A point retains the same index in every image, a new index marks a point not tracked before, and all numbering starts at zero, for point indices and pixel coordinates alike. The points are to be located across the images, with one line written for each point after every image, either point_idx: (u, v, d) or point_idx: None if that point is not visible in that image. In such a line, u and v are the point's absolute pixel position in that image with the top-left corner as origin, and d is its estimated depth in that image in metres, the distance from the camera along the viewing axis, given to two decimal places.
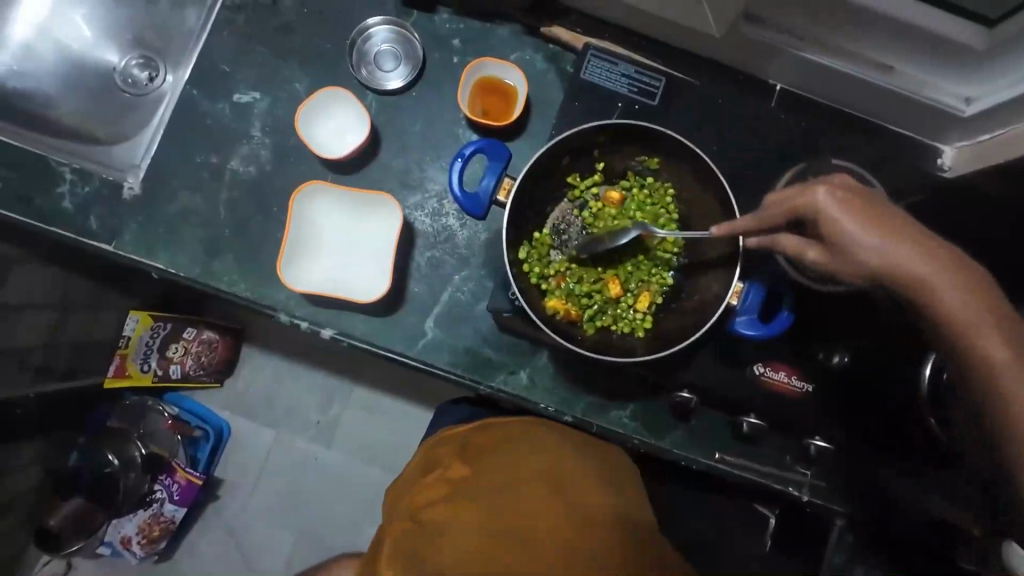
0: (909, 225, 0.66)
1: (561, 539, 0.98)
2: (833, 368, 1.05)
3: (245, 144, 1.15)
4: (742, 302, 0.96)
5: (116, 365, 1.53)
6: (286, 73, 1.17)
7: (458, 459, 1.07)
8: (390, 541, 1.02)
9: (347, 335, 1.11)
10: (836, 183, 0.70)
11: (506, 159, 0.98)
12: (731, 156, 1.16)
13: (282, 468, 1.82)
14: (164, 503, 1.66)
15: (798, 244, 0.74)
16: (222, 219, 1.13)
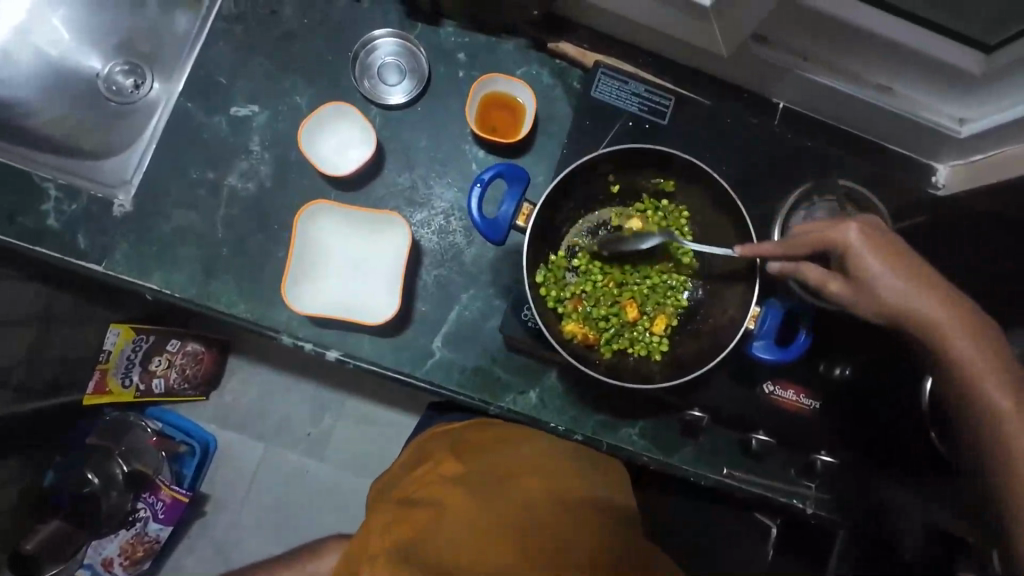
0: (928, 271, 0.74)
1: (542, 527, 1.00)
2: (834, 380, 1.09)
3: (244, 158, 1.11)
4: (759, 327, 0.97)
5: (95, 381, 1.45)
6: (287, 86, 1.13)
7: (449, 455, 1.09)
8: (373, 532, 1.01)
9: (353, 357, 1.08)
10: (864, 223, 0.77)
11: (524, 181, 0.95)
12: (738, 173, 1.16)
13: (274, 485, 1.77)
14: (148, 522, 1.61)
15: (821, 276, 0.80)
16: (220, 237, 1.09)
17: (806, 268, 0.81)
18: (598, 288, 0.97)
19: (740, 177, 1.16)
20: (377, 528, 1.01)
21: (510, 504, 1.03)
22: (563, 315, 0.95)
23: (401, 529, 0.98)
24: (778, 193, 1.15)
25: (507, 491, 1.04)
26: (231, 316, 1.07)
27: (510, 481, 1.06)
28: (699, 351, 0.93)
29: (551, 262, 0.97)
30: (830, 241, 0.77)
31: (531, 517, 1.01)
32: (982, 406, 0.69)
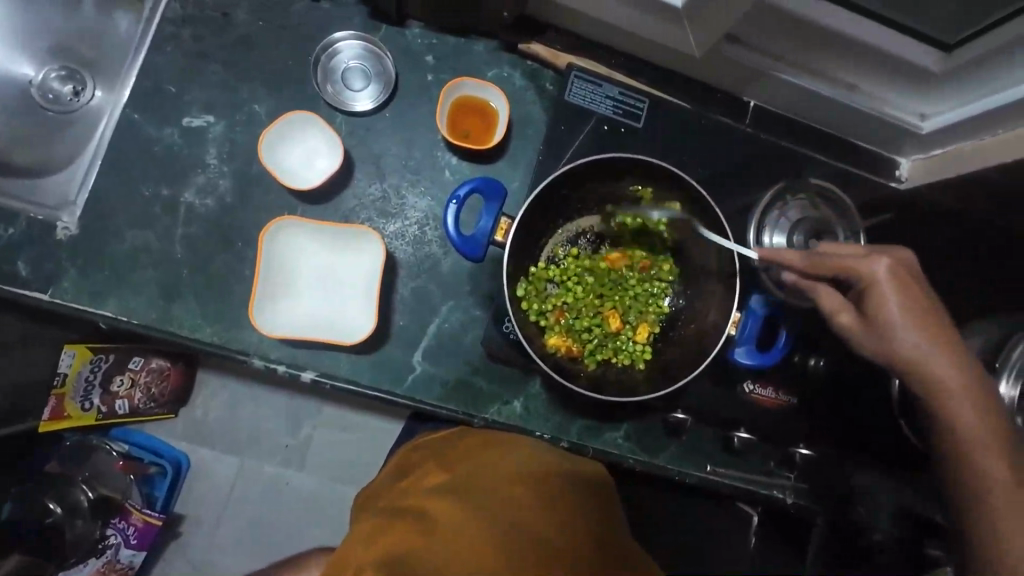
0: (945, 321, 0.76)
1: (536, 534, 0.90)
2: (811, 372, 1.11)
3: (201, 173, 1.04)
4: (740, 332, 1.04)
5: (51, 406, 1.36)
6: (243, 94, 1.06)
7: (435, 466, 1.01)
8: (354, 547, 0.92)
9: (330, 377, 1.04)
10: (898, 260, 0.78)
11: (502, 197, 0.95)
12: (713, 172, 1.16)
13: (253, 503, 1.71)
14: (119, 549, 1.51)
15: (839, 304, 0.82)
16: (180, 258, 1.02)
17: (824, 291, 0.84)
18: (582, 300, 0.96)
19: (715, 177, 1.16)
20: (358, 542, 0.92)
21: (498, 508, 0.92)
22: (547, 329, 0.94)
23: (382, 538, 0.88)
24: (751, 191, 1.17)
25: (496, 495, 0.94)
26: (195, 341, 1.01)
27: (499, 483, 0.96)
28: (682, 358, 0.94)
29: (534, 275, 0.95)
30: (861, 267, 0.78)
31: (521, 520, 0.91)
32: (972, 469, 0.74)
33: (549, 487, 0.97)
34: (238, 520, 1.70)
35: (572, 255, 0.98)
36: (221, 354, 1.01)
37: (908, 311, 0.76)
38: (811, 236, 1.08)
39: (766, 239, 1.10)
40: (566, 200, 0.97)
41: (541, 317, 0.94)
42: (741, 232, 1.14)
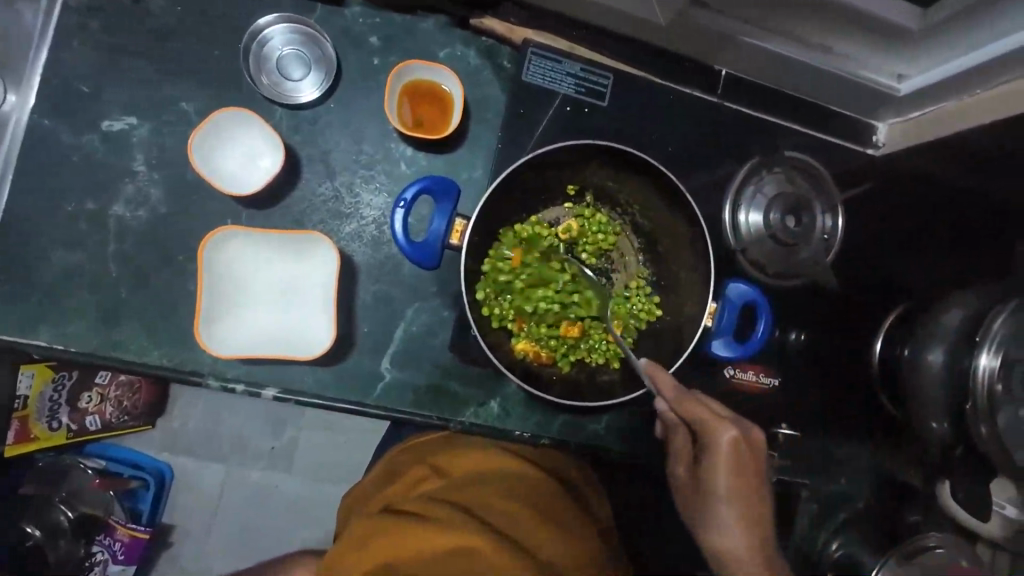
0: (758, 507, 0.85)
1: (537, 542, 0.88)
2: (791, 344, 1.12)
3: (130, 182, 0.95)
4: (717, 324, 0.96)
5: (16, 430, 1.34)
6: (168, 91, 0.96)
7: (427, 471, 0.99)
8: (345, 556, 0.88)
9: (293, 393, 0.98)
10: (746, 438, 0.83)
11: (455, 197, 0.89)
12: (686, 148, 1.10)
13: (236, 510, 1.64)
14: (107, 565, 1.47)
15: (684, 452, 0.88)
16: (115, 276, 0.94)
17: (678, 435, 0.89)
18: (543, 297, 0.91)
19: (689, 154, 1.10)
20: (349, 551, 0.88)
21: (499, 516, 0.89)
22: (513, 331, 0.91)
23: (378, 548, 0.85)
24: (727, 166, 1.11)
25: (495, 501, 0.91)
26: (141, 365, 0.93)
27: (498, 491, 0.94)
28: (654, 355, 0.92)
29: (489, 270, 0.90)
30: (710, 440, 0.83)
31: (521, 528, 0.88)
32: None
33: (543, 494, 0.96)
34: (223, 531, 1.63)
35: (531, 248, 0.92)
36: (172, 377, 0.94)
37: (730, 489, 0.84)
38: (789, 211, 1.07)
39: (740, 217, 1.08)
40: (530, 195, 0.93)
41: (506, 318, 0.91)
42: (716, 211, 1.09)
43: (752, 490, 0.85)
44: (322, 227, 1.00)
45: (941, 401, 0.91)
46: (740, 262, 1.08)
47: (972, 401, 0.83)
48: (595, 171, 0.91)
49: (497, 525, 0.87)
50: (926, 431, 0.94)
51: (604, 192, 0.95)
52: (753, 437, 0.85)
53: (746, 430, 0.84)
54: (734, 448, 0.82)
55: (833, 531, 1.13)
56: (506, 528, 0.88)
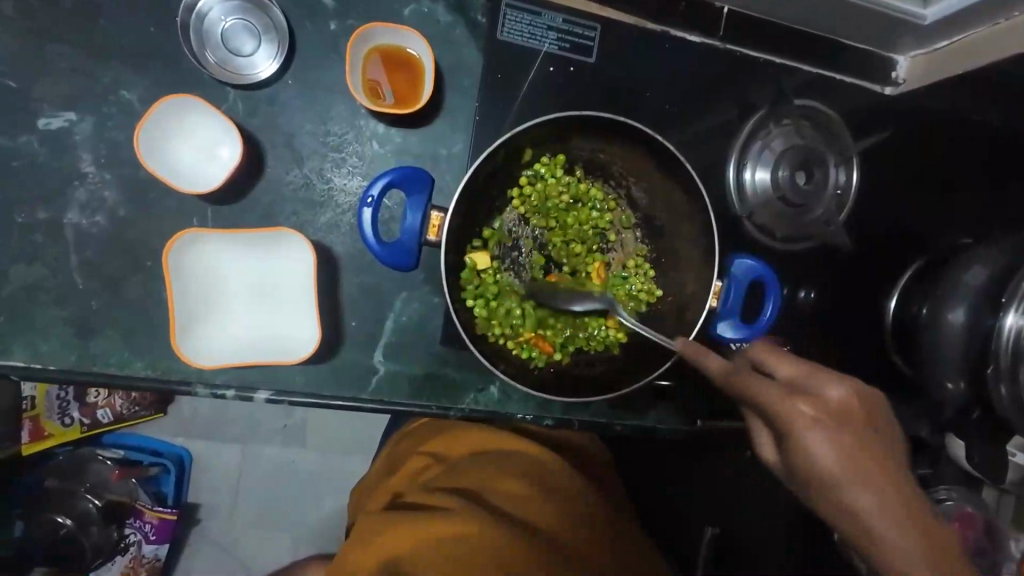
0: (862, 434, 0.59)
1: (539, 517, 0.91)
2: (799, 304, 1.05)
3: (80, 185, 0.87)
4: (723, 303, 0.89)
5: (28, 428, 1.42)
6: (106, 79, 0.87)
7: (429, 461, 1.02)
8: (351, 552, 0.86)
9: (287, 393, 0.94)
10: (780, 360, 0.65)
11: (427, 187, 0.84)
12: (686, 100, 1.00)
13: (260, 482, 1.63)
14: (141, 545, 1.49)
15: (749, 382, 0.64)
16: (82, 288, 0.88)
17: (710, 359, 0.70)
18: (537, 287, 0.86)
19: (688, 108, 1.00)
20: (357, 544, 0.87)
21: (499, 496, 0.92)
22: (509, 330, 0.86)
23: (384, 541, 0.84)
24: (731, 118, 1.01)
25: (494, 481, 0.94)
26: (123, 379, 0.89)
27: (495, 471, 0.96)
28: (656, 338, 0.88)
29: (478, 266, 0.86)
30: (790, 425, 0.60)
31: (522, 504, 0.92)
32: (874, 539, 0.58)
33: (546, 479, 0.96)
34: (247, 510, 1.61)
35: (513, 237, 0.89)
36: (158, 388, 0.89)
37: (837, 445, 0.59)
38: (798, 167, 0.99)
39: (746, 175, 1.00)
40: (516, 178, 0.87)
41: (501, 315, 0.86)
42: (719, 170, 1.01)
43: (853, 424, 0.60)
44: (296, 219, 0.93)
45: (961, 360, 0.87)
46: (745, 225, 1.00)
47: (994, 362, 0.79)
48: (582, 143, 0.85)
49: (498, 506, 0.90)
50: (941, 391, 0.92)
51: (594, 165, 0.89)
52: (842, 401, 0.60)
53: (774, 354, 0.66)
54: (819, 421, 0.59)
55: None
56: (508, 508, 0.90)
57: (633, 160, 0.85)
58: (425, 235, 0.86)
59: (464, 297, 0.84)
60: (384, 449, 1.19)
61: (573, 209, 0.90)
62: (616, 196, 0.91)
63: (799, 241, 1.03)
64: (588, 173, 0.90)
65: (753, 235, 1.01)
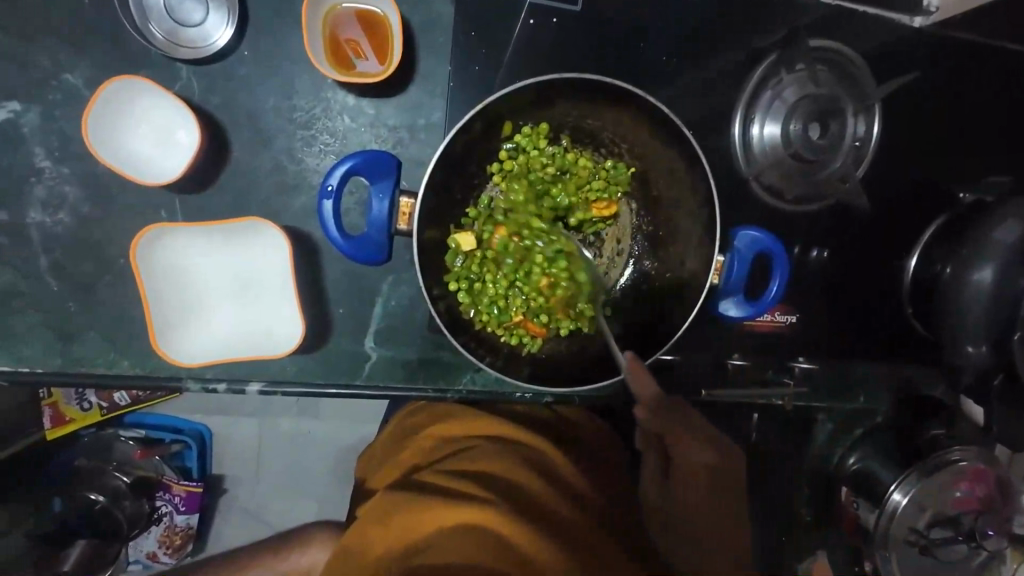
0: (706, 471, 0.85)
1: (565, 513, 0.78)
2: (811, 264, 0.99)
3: (37, 182, 0.83)
4: (725, 280, 0.85)
5: (49, 413, 1.30)
6: (49, 64, 0.81)
7: (436, 443, 0.93)
8: (366, 530, 0.82)
9: (279, 384, 0.92)
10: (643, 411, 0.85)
11: (393, 171, 0.79)
12: (682, 47, 0.90)
13: (278, 451, 1.52)
14: (173, 515, 1.40)
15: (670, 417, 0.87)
16: (56, 290, 0.85)
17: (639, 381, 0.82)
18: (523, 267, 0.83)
19: (685, 58, 0.90)
20: (370, 527, 0.82)
21: (518, 485, 0.80)
22: (497, 316, 0.83)
23: (396, 525, 0.78)
24: (734, 65, 0.91)
25: (512, 471, 0.82)
26: (113, 380, 0.87)
27: (514, 460, 0.85)
28: (659, 320, 0.83)
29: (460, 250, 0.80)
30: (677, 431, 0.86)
31: (542, 496, 0.79)
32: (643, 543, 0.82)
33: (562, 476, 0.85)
34: (271, 477, 1.52)
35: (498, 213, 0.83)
36: (148, 386, 0.88)
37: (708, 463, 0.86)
38: (811, 120, 0.90)
39: (753, 131, 0.92)
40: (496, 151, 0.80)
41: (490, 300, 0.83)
42: (724, 126, 0.92)
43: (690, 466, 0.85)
44: (269, 204, 0.87)
45: (982, 323, 0.81)
46: (752, 185, 0.93)
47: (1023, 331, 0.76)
48: (565, 109, 0.78)
49: (518, 496, 0.78)
50: (960, 356, 0.84)
51: (581, 134, 0.82)
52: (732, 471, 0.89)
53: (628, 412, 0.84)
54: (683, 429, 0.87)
55: (848, 446, 1.05)
56: (528, 499, 0.78)
57: (625, 122, 0.78)
58: (396, 224, 0.79)
59: (448, 284, 0.81)
60: (387, 425, 1.11)
61: (560, 184, 0.84)
62: (606, 168, 0.84)
63: (811, 202, 0.95)
64: (573, 140, 0.83)
65: (759, 196, 0.94)
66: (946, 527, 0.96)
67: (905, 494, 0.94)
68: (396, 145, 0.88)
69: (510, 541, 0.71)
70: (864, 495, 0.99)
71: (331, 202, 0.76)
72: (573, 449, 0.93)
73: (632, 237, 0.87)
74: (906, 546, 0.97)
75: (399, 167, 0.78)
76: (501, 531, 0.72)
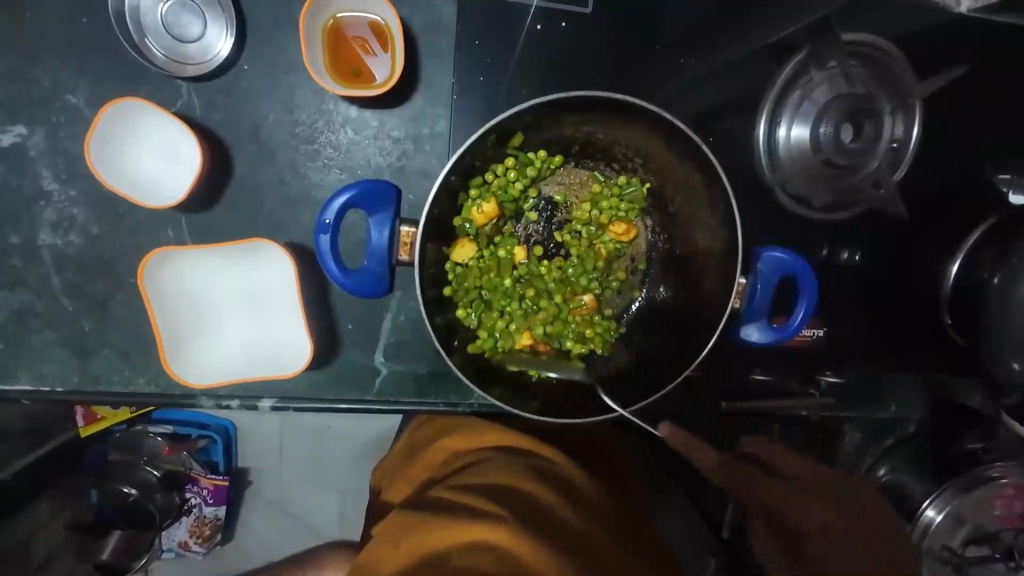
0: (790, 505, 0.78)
1: (579, 526, 0.75)
2: (845, 267, 0.94)
3: (46, 204, 0.83)
4: (747, 304, 0.81)
5: (82, 411, 1.28)
6: (56, 87, 0.81)
7: (449, 458, 0.93)
8: (379, 554, 0.79)
9: (290, 399, 0.91)
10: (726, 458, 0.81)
11: (393, 200, 0.76)
12: (697, 46, 0.85)
13: (298, 447, 1.52)
14: (202, 506, 1.43)
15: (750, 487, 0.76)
16: (71, 310, 0.86)
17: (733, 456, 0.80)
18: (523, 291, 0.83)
19: (701, 58, 0.85)
20: (383, 545, 0.79)
21: (532, 496, 0.78)
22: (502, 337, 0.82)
23: (407, 545, 0.75)
24: (755, 61, 0.85)
25: (525, 483, 0.80)
26: (127, 396, 0.87)
27: (525, 473, 0.83)
28: (679, 345, 0.80)
29: (455, 264, 0.79)
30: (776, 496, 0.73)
31: (555, 508, 0.77)
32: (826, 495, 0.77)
33: (574, 491, 0.83)
34: (294, 473, 1.53)
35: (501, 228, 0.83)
36: (161, 402, 0.88)
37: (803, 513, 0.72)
38: (844, 121, 0.83)
39: (779, 133, 0.86)
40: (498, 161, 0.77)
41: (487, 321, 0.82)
42: (745, 128, 0.86)
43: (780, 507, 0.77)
44: (274, 220, 0.86)
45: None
46: (775, 192, 0.88)
47: None
48: (578, 122, 0.74)
49: (531, 508, 0.76)
50: (1003, 371, 0.80)
51: (596, 147, 0.79)
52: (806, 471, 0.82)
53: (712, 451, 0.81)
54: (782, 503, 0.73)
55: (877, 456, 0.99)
56: (543, 511, 0.76)
57: (639, 136, 0.73)
58: (397, 254, 0.78)
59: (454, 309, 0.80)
60: (400, 438, 1.10)
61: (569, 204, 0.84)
62: (622, 185, 0.82)
63: (839, 209, 0.89)
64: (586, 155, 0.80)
65: (783, 203, 0.88)
66: (982, 544, 0.92)
67: (939, 510, 0.90)
68: (401, 157, 0.85)
69: (526, 558, 0.67)
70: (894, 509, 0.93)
71: (326, 235, 0.74)
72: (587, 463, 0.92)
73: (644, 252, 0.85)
74: (939, 564, 0.92)
75: (398, 197, 0.75)
76: (514, 547, 0.69)
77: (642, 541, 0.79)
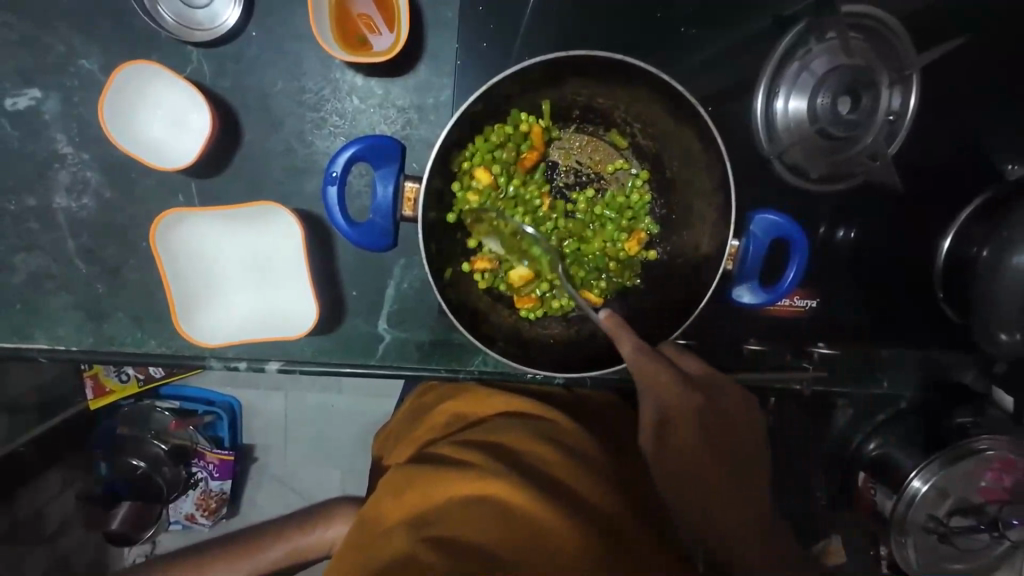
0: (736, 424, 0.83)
1: (581, 486, 0.78)
2: (839, 243, 0.95)
3: (61, 167, 0.86)
4: (740, 264, 0.83)
5: (91, 386, 1.31)
6: (70, 52, 0.83)
7: (450, 420, 0.94)
8: (380, 504, 0.79)
9: (296, 363, 0.93)
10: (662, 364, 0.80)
11: (398, 158, 0.78)
12: (698, 17, 0.86)
13: (303, 422, 1.54)
14: (208, 481, 1.45)
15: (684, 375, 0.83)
16: (85, 272, 0.89)
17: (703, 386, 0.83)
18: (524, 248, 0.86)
19: (702, 31, 0.86)
20: (385, 497, 0.80)
21: (534, 460, 0.80)
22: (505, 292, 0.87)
23: (412, 496, 0.76)
24: (754, 34, 0.87)
25: (528, 446, 0.82)
26: (140, 357, 0.90)
27: (529, 433, 0.85)
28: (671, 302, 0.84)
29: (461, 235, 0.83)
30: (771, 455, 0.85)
31: (558, 467, 0.80)
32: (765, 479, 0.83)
33: (578, 450, 0.84)
34: (297, 447, 1.56)
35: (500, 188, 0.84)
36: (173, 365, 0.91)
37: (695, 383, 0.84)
38: (841, 92, 0.85)
39: (778, 105, 0.87)
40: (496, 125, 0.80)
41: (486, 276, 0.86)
42: (745, 102, 0.88)
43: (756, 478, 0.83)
44: (282, 187, 0.88)
45: (1017, 313, 0.79)
46: (772, 161, 0.89)
47: None
48: (582, 83, 0.77)
49: (534, 471, 0.78)
50: (993, 344, 0.84)
51: (600, 109, 0.82)
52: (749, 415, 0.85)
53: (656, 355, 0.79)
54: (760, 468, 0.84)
55: (870, 430, 0.99)
56: (548, 474, 0.78)
57: (645, 97, 0.77)
58: (402, 210, 0.80)
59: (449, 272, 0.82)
60: (400, 409, 1.12)
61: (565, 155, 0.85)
62: (625, 147, 0.87)
63: (836, 178, 0.90)
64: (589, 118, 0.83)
65: (780, 175, 0.90)
66: (968, 515, 0.93)
67: (926, 481, 0.90)
68: (405, 126, 0.87)
69: (532, 522, 0.71)
70: (881, 480, 0.94)
71: (336, 186, 0.76)
72: (589, 426, 0.92)
73: (652, 214, 0.87)
74: (923, 533, 0.93)
75: (405, 152, 0.78)
76: (519, 510, 0.72)
77: (642, 502, 0.82)
